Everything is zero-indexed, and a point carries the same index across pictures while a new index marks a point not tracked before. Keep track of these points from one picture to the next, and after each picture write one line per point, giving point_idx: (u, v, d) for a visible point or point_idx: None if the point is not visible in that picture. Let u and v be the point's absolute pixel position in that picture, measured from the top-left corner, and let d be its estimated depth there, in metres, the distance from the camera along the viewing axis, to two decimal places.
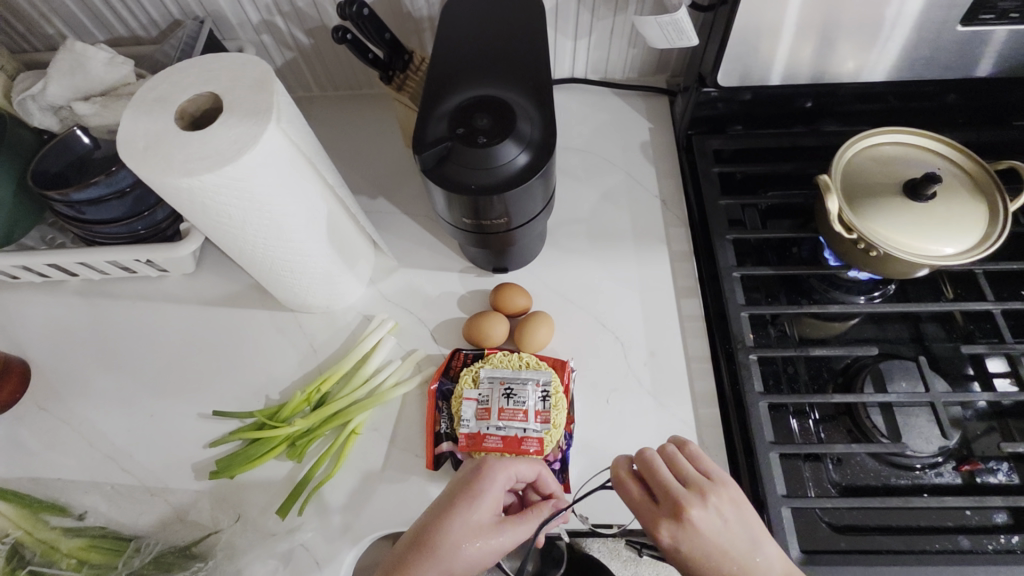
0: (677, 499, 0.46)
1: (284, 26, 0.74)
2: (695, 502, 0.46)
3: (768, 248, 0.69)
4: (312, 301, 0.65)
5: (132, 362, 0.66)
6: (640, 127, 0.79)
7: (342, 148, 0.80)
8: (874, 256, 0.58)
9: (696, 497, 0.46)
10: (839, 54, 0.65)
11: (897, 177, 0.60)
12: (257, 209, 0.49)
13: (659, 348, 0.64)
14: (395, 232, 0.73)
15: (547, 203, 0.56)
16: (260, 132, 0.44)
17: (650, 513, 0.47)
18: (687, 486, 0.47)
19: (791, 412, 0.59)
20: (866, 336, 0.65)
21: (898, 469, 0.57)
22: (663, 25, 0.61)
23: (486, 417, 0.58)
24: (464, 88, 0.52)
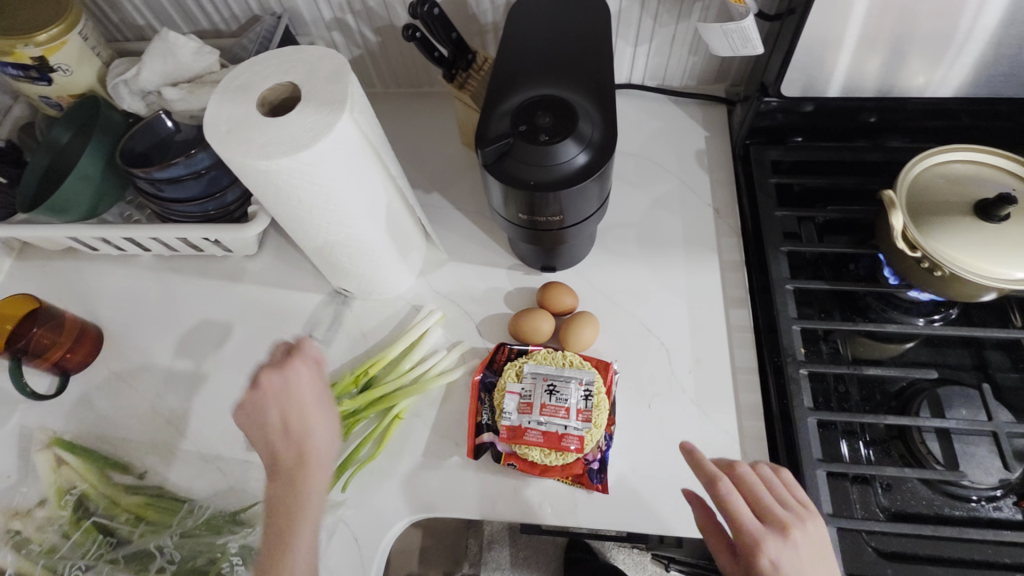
0: (783, 517, 0.44)
1: (354, 24, 0.77)
2: (797, 522, 0.44)
3: (823, 263, 0.67)
4: (365, 287, 0.67)
5: (194, 334, 0.70)
6: (696, 135, 0.79)
7: (400, 143, 0.83)
8: (939, 276, 0.56)
9: (796, 518, 0.44)
10: (910, 67, 0.63)
11: (967, 196, 0.58)
12: (324, 194, 0.51)
13: (705, 357, 0.63)
14: (447, 227, 0.75)
15: (601, 204, 0.57)
16: (334, 120, 0.47)
17: (750, 524, 0.43)
18: (785, 508, 0.45)
19: (840, 431, 0.57)
20: (924, 360, 0.62)
21: (953, 499, 0.55)
22: (728, 32, 0.60)
23: (528, 411, 0.59)
24: (528, 87, 0.53)
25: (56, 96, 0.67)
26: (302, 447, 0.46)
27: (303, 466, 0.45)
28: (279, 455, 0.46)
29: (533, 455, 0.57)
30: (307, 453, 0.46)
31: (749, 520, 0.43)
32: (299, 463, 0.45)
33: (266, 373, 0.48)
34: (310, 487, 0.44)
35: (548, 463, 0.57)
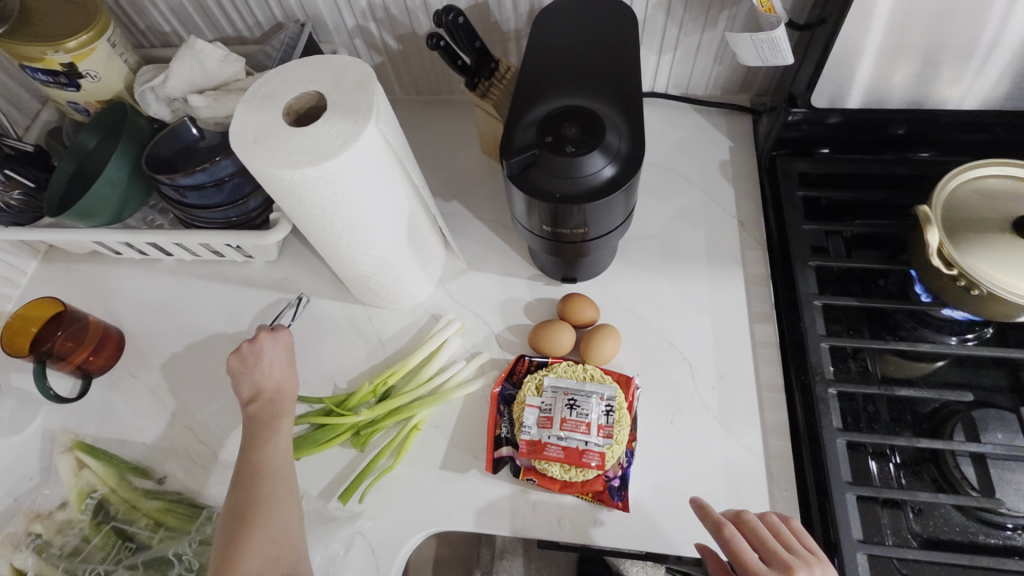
0: (786, 559, 0.45)
1: (376, 32, 0.77)
2: (802, 564, 0.44)
3: (851, 278, 0.66)
4: (384, 296, 0.67)
5: (214, 340, 0.70)
6: (719, 146, 0.77)
7: (420, 151, 0.83)
8: (975, 295, 0.54)
9: (802, 561, 0.45)
10: (944, 78, 0.62)
11: (1005, 213, 0.56)
12: (347, 203, 0.51)
13: (729, 373, 0.62)
14: (466, 236, 0.75)
15: (626, 216, 0.56)
16: (359, 130, 0.46)
17: (754, 567, 0.45)
18: (792, 552, 0.46)
19: (869, 453, 0.56)
20: (957, 380, 0.60)
21: (988, 527, 0.53)
22: (757, 42, 0.59)
23: (548, 426, 0.58)
24: (554, 97, 0.53)
25: (83, 102, 0.67)
26: (272, 386, 0.57)
27: (281, 399, 0.57)
28: (261, 389, 0.57)
29: (553, 470, 0.56)
30: (278, 395, 0.57)
31: (750, 562, 0.45)
32: (274, 398, 0.57)
33: (260, 335, 0.59)
34: (282, 424, 0.55)
35: (568, 479, 0.56)
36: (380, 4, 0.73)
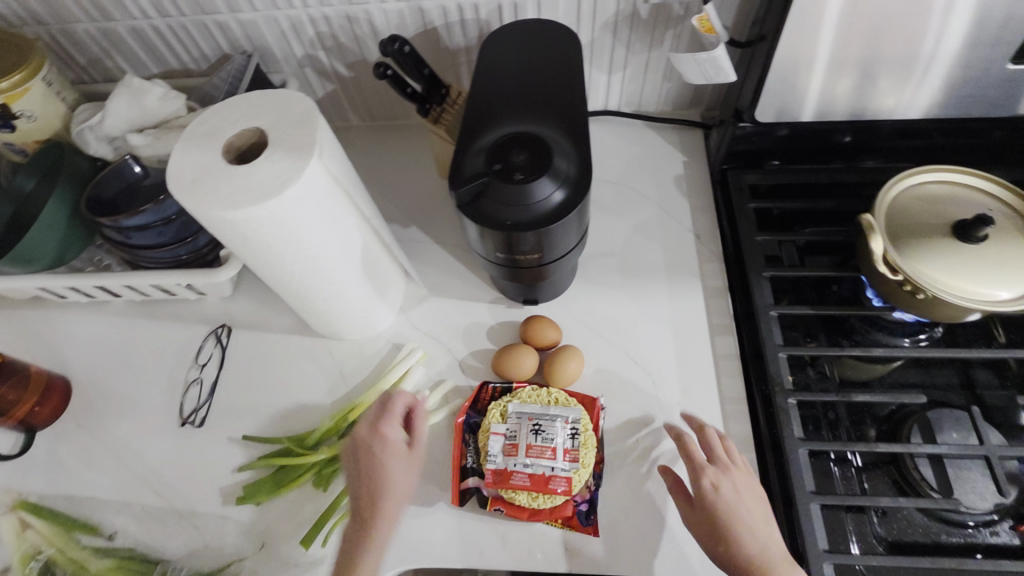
0: (727, 464, 0.52)
1: (326, 60, 0.77)
2: (738, 468, 0.52)
3: (806, 285, 0.67)
4: (344, 328, 0.66)
5: (167, 383, 0.68)
6: (673, 160, 0.79)
7: (376, 178, 0.82)
8: (921, 299, 0.56)
9: (739, 466, 0.52)
10: (885, 88, 0.63)
11: (945, 217, 0.58)
12: (295, 240, 0.49)
13: (693, 387, 0.62)
14: (426, 262, 0.74)
15: (581, 238, 0.56)
16: (302, 166, 0.45)
17: (699, 463, 0.52)
18: (734, 462, 0.53)
19: (831, 459, 0.57)
20: (911, 381, 0.62)
21: (949, 526, 0.54)
22: (700, 62, 0.61)
23: (513, 453, 0.57)
24: (502, 124, 0.53)
25: (20, 143, 0.64)
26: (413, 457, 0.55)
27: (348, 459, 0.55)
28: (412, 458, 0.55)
29: (520, 499, 0.55)
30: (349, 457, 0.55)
31: (699, 461, 0.52)
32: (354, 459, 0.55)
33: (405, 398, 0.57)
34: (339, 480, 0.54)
35: (536, 506, 0.55)
36: (328, 33, 0.72)
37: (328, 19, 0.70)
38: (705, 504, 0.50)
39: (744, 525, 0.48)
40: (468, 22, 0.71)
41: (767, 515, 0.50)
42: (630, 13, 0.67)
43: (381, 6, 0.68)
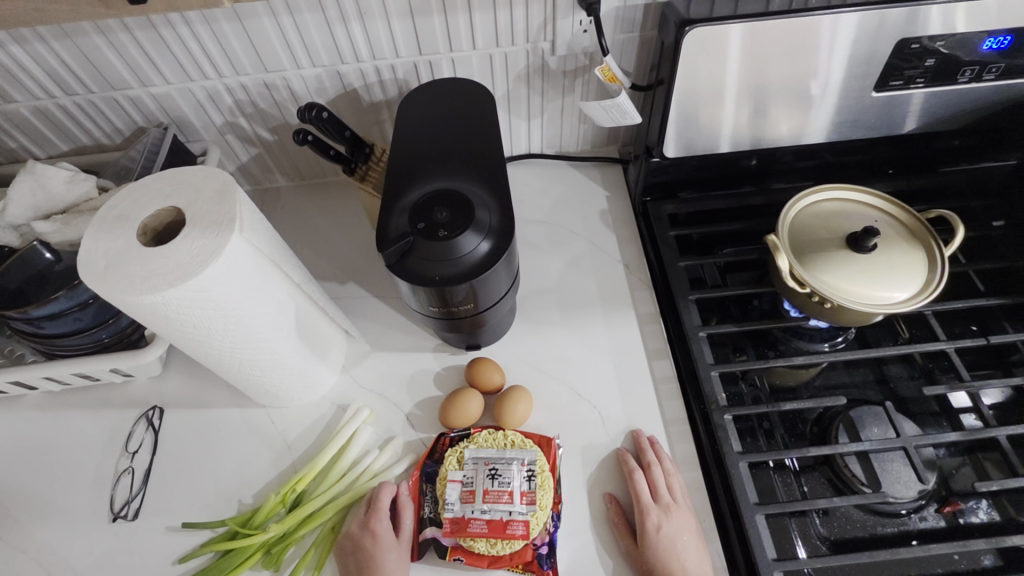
0: (668, 500, 0.57)
1: (247, 126, 0.76)
2: (676, 504, 0.57)
3: (730, 303, 0.71)
4: (284, 395, 0.64)
5: (95, 475, 0.63)
6: (597, 196, 0.83)
7: (308, 237, 0.82)
8: (828, 307, 0.60)
9: (677, 502, 0.57)
10: (776, 120, 0.69)
11: (841, 230, 0.63)
12: (222, 315, 0.48)
13: (637, 413, 0.64)
14: (366, 317, 0.73)
15: (512, 281, 0.58)
16: (223, 242, 0.45)
17: (644, 499, 0.56)
18: (672, 495, 0.57)
19: (771, 468, 0.59)
20: (833, 383, 0.66)
21: (883, 517, 0.57)
22: (606, 108, 0.65)
23: (470, 500, 0.57)
24: (425, 182, 0.54)
25: None
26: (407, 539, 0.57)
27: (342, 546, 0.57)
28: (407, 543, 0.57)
29: (479, 547, 0.55)
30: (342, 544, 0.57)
31: (645, 498, 0.57)
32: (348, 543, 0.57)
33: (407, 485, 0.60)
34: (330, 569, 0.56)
35: (495, 553, 0.55)
36: (247, 100, 0.73)
37: (245, 87, 0.71)
38: (647, 540, 0.54)
39: (680, 560, 0.53)
40: (387, 81, 0.73)
41: (697, 543, 0.55)
42: (540, 64, 0.72)
43: (298, 71, 0.70)
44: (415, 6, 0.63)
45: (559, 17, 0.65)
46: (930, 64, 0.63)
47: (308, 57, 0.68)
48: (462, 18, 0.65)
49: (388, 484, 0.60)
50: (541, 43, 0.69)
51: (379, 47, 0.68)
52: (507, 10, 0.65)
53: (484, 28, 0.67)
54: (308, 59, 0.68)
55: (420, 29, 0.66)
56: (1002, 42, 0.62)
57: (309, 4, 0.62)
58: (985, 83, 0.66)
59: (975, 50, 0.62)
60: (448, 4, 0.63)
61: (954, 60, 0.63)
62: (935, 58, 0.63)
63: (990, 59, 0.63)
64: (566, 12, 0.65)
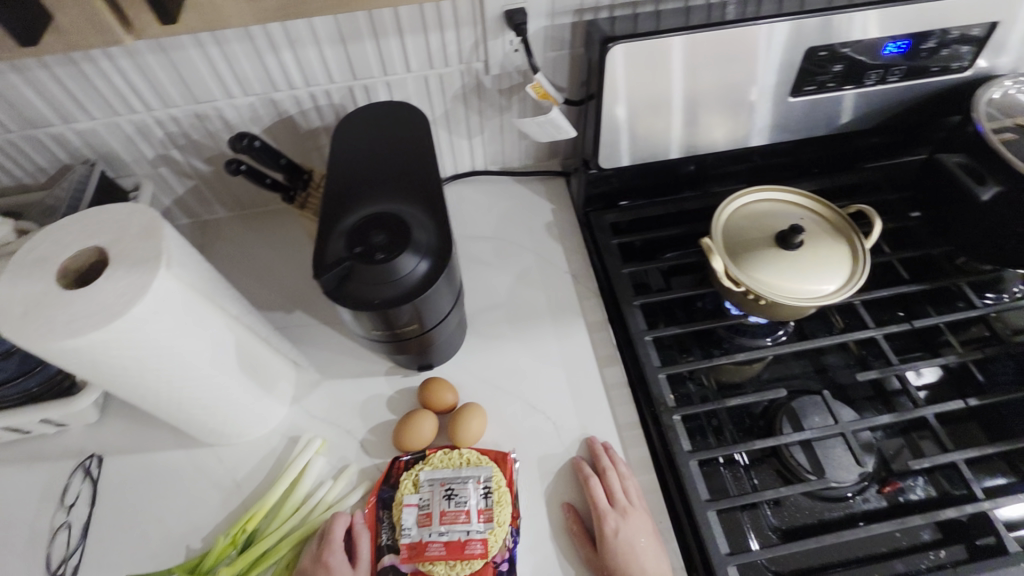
0: (624, 503, 0.57)
1: (181, 158, 0.75)
2: (633, 506, 0.57)
3: (675, 306, 0.74)
4: (230, 432, 0.62)
5: (28, 534, 0.60)
6: (543, 209, 0.84)
7: (252, 268, 0.80)
8: (764, 304, 0.63)
9: (634, 505, 0.58)
10: (705, 128, 0.72)
11: (771, 229, 0.66)
12: (154, 355, 0.47)
13: (591, 421, 0.65)
14: (315, 345, 0.72)
15: (456, 299, 0.58)
16: (149, 280, 0.44)
17: (601, 504, 0.57)
18: (629, 498, 0.58)
19: (721, 463, 0.61)
20: (776, 376, 0.69)
21: (829, 502, 0.60)
22: (540, 124, 0.67)
23: (428, 523, 0.56)
24: (361, 206, 0.54)
25: None
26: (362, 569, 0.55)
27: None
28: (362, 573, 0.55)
29: (438, 570, 0.54)
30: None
31: (601, 503, 0.57)
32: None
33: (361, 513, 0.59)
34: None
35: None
36: (178, 132, 0.71)
37: (176, 119, 0.69)
38: (606, 545, 0.55)
39: (639, 563, 0.54)
40: (323, 107, 0.72)
41: (655, 544, 0.56)
42: (476, 84, 0.73)
43: (231, 101, 0.69)
44: (345, 32, 0.63)
45: (490, 38, 0.67)
46: (838, 69, 0.68)
47: (240, 87, 0.67)
48: (393, 43, 0.66)
49: (341, 514, 0.58)
50: (475, 64, 0.70)
51: (312, 74, 0.68)
52: (438, 33, 0.65)
53: (417, 52, 0.67)
54: (240, 88, 0.67)
55: (352, 55, 0.66)
56: (901, 47, 0.66)
57: (236, 34, 0.61)
58: (890, 85, 0.70)
59: (878, 54, 0.67)
60: (378, 29, 0.64)
61: (861, 65, 0.67)
62: (842, 63, 0.67)
63: (892, 62, 0.68)
64: (495, 33, 0.66)
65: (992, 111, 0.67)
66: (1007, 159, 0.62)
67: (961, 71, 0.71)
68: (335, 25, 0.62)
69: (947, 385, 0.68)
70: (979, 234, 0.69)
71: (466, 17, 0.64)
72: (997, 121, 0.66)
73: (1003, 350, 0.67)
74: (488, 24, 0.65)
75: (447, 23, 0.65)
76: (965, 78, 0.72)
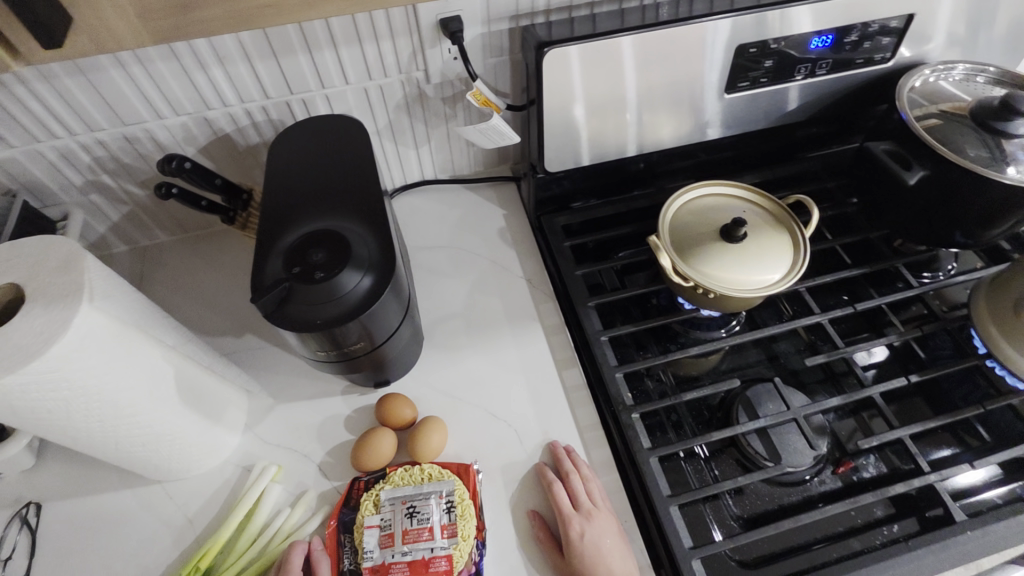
0: (588, 506, 0.57)
1: (113, 183, 0.71)
2: (597, 509, 0.57)
3: (630, 304, 0.74)
4: (178, 468, 0.59)
5: None
6: (495, 216, 0.84)
7: (197, 293, 0.77)
8: (712, 297, 0.64)
9: (597, 507, 0.58)
10: (652, 126, 0.72)
11: (715, 223, 0.67)
12: (82, 394, 0.45)
13: (552, 426, 0.65)
14: (267, 369, 0.70)
15: (406, 313, 0.58)
16: (69, 316, 0.42)
17: (565, 510, 0.57)
18: (593, 501, 0.58)
19: (681, 457, 0.62)
20: (730, 367, 0.70)
21: (787, 486, 0.61)
22: (482, 130, 0.67)
23: (390, 544, 0.55)
24: (299, 224, 0.54)
25: None
26: None
27: None
28: None
29: None
30: None
31: (565, 508, 0.57)
32: None
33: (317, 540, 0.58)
34: None
35: None
36: (107, 156, 0.68)
37: (102, 143, 0.66)
38: (573, 550, 0.54)
39: (606, 565, 0.54)
40: (261, 123, 0.70)
41: (621, 544, 0.56)
42: (418, 94, 0.72)
43: (161, 121, 0.66)
44: (276, 46, 0.61)
45: (427, 48, 0.66)
46: (769, 65, 0.70)
47: (169, 107, 0.65)
48: (328, 55, 0.64)
49: (298, 542, 0.57)
50: (415, 73, 0.69)
51: (245, 90, 0.65)
52: (374, 45, 0.64)
53: (354, 64, 0.66)
54: (170, 108, 0.65)
55: (287, 70, 0.64)
56: (827, 41, 0.69)
57: (160, 52, 0.59)
58: (819, 78, 0.73)
59: (805, 49, 0.69)
60: (311, 43, 0.62)
61: (791, 59, 0.69)
62: (773, 59, 0.69)
63: (819, 56, 0.70)
64: (432, 42, 0.66)
65: (915, 99, 0.70)
66: (929, 145, 0.65)
67: (884, 62, 0.74)
68: (265, 40, 0.60)
69: (892, 363, 0.70)
70: (911, 216, 0.72)
71: (402, 27, 0.63)
72: (920, 108, 0.69)
73: (940, 326, 0.69)
74: (424, 33, 0.64)
75: (382, 34, 0.64)
76: (888, 68, 0.75)
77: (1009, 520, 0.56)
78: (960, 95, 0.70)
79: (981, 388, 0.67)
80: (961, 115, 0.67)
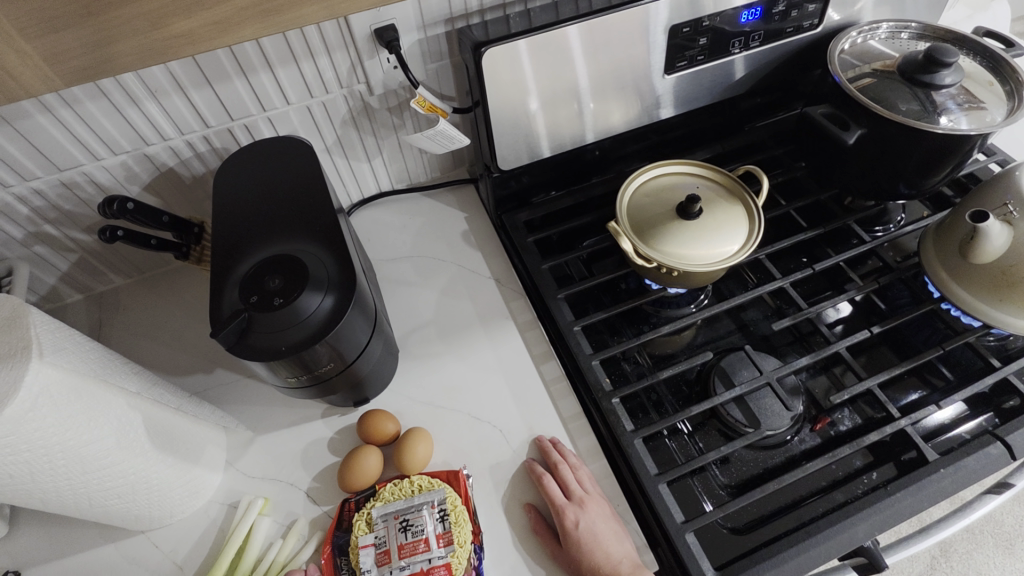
0: (581, 493, 0.58)
1: (57, 232, 0.69)
2: (589, 496, 0.58)
3: (600, 292, 0.75)
4: (160, 515, 0.58)
5: None
6: (457, 219, 0.84)
7: (162, 333, 0.75)
8: (676, 274, 0.65)
9: (590, 495, 0.58)
10: (600, 114, 0.73)
11: (671, 201, 0.68)
12: (44, 454, 0.43)
13: (536, 421, 0.65)
14: (242, 402, 0.68)
15: (375, 327, 0.57)
16: (20, 375, 0.40)
17: (559, 501, 0.57)
18: (585, 489, 0.58)
19: (665, 434, 0.64)
20: (703, 340, 0.72)
21: (770, 449, 0.63)
22: (430, 136, 0.67)
23: (387, 560, 0.54)
24: (255, 251, 0.53)
25: None
26: None
27: None
28: None
29: None
30: None
31: (558, 498, 0.57)
32: None
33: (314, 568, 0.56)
34: None
35: None
36: (46, 205, 0.65)
37: (39, 192, 0.64)
38: (571, 538, 0.55)
39: (603, 550, 0.55)
40: (204, 153, 0.68)
41: (615, 528, 0.57)
42: (362, 106, 0.71)
43: (98, 163, 0.64)
44: (209, 73, 0.60)
45: (365, 60, 0.66)
46: (704, 42, 0.71)
47: (105, 147, 0.63)
48: (265, 77, 0.63)
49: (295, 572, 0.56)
50: (356, 86, 0.68)
51: (183, 122, 0.64)
52: (310, 62, 0.63)
53: (292, 83, 0.65)
54: (106, 148, 0.63)
55: (223, 97, 0.63)
56: (756, 13, 0.70)
57: (87, 92, 0.57)
58: (754, 50, 0.74)
59: (737, 22, 0.70)
60: (245, 66, 0.61)
61: (724, 34, 0.71)
62: (707, 36, 0.70)
63: (750, 28, 0.72)
64: (369, 53, 0.65)
65: (847, 60, 0.72)
66: (864, 104, 0.67)
67: (813, 28, 0.76)
68: (197, 69, 0.59)
69: (856, 318, 0.73)
70: (857, 174, 0.74)
71: (337, 41, 0.63)
72: (852, 69, 0.71)
73: (896, 277, 0.72)
74: (360, 44, 0.64)
75: (317, 51, 0.63)
76: (819, 33, 0.77)
77: (979, 453, 0.59)
78: (888, 53, 0.72)
79: (940, 330, 0.70)
80: (891, 72, 0.70)
